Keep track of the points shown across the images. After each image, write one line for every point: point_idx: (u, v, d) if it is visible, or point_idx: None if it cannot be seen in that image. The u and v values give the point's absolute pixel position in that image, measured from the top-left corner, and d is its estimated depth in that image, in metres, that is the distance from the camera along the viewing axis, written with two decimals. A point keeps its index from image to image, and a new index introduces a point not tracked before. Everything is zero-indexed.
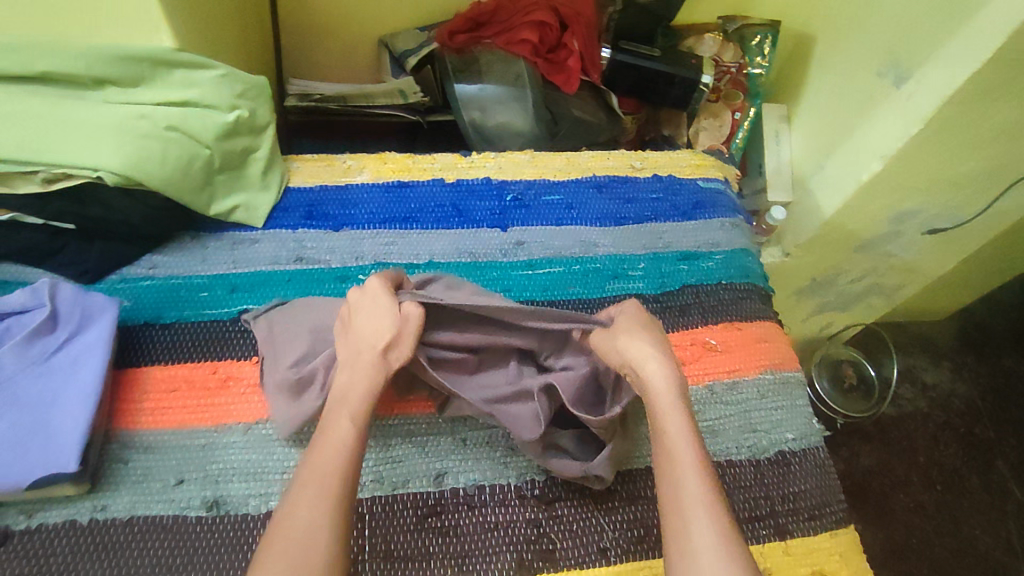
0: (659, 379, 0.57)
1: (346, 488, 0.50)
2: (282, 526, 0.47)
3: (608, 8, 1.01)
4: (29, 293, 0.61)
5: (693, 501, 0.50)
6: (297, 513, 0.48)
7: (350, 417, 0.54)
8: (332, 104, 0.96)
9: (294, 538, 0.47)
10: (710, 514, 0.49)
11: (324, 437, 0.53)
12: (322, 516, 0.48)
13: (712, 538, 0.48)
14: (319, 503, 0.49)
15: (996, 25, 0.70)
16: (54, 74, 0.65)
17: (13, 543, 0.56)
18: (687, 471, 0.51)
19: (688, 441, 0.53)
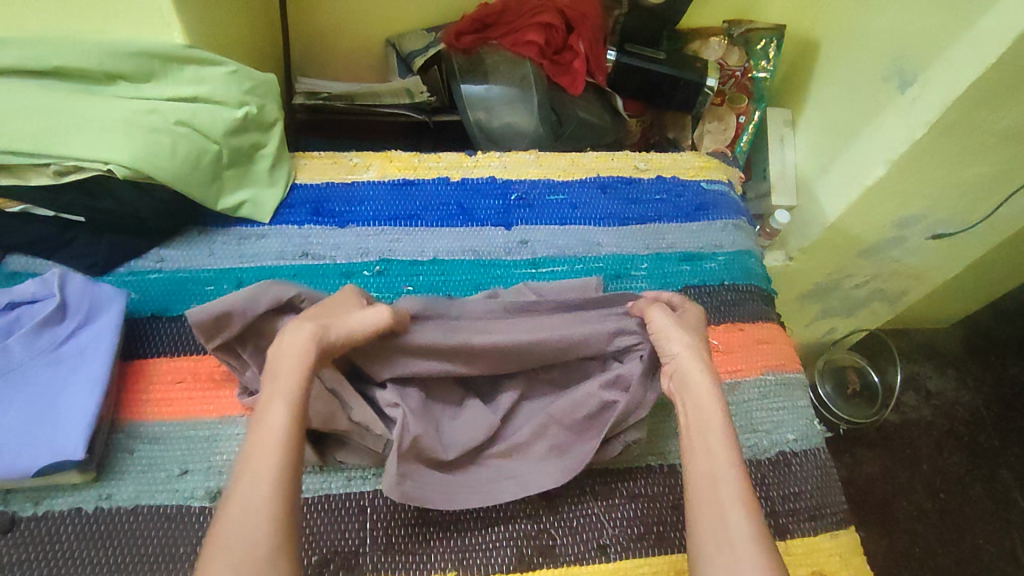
0: (699, 377, 0.59)
1: (289, 473, 0.48)
2: (222, 523, 0.45)
3: (614, 11, 0.99)
4: (39, 283, 0.63)
5: (730, 495, 0.50)
6: (235, 504, 0.46)
7: (285, 400, 0.51)
8: (339, 102, 0.97)
9: (234, 531, 0.45)
10: (746, 509, 0.50)
11: (257, 424, 0.50)
12: (263, 506, 0.46)
13: (747, 532, 0.48)
14: (257, 491, 0.46)
15: (1001, 30, 0.70)
16: (67, 69, 0.66)
17: (19, 530, 0.56)
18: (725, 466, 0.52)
19: (727, 439, 0.54)
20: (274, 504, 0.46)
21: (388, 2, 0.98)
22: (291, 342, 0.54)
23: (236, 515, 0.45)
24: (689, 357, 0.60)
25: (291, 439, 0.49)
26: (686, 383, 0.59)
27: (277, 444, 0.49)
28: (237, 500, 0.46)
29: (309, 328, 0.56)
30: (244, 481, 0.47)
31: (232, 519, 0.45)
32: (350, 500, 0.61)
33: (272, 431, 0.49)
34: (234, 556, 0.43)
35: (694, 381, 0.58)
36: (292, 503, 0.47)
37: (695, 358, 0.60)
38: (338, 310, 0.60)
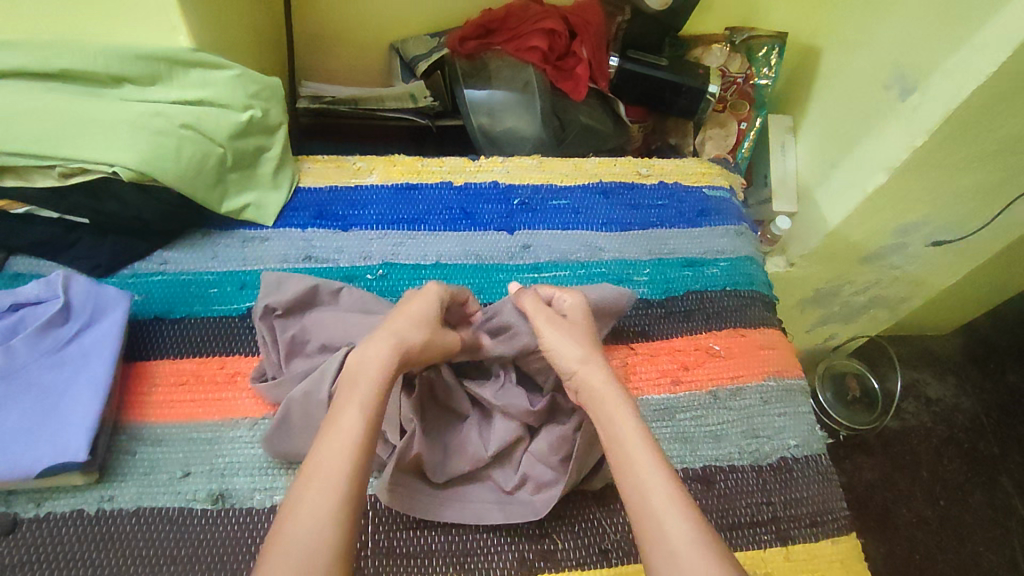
0: (603, 387, 0.57)
1: (354, 481, 0.48)
2: (283, 524, 0.45)
3: (617, 17, 1.01)
4: (44, 285, 0.63)
5: (661, 501, 0.48)
6: (305, 507, 0.45)
7: (361, 408, 0.52)
8: (343, 106, 0.97)
9: (297, 532, 0.44)
10: (680, 510, 0.48)
11: (328, 430, 0.50)
12: (326, 510, 0.45)
13: (684, 537, 0.46)
14: (322, 495, 0.46)
15: (1002, 40, 0.71)
16: (74, 72, 0.66)
17: (21, 531, 0.56)
18: (648, 474, 0.50)
19: (642, 445, 0.52)
20: (336, 509, 0.46)
21: (393, 7, 0.98)
22: (372, 352, 0.56)
23: (298, 515, 0.45)
24: (588, 367, 0.59)
25: (361, 447, 0.50)
26: (592, 394, 0.57)
27: (346, 450, 0.49)
28: (303, 504, 0.46)
29: (392, 338, 0.57)
30: (311, 482, 0.47)
31: (296, 520, 0.45)
32: None
33: (341, 437, 0.50)
34: (292, 555, 0.43)
35: (600, 394, 0.57)
36: (353, 513, 0.46)
37: (597, 369, 0.59)
38: (406, 312, 0.60)
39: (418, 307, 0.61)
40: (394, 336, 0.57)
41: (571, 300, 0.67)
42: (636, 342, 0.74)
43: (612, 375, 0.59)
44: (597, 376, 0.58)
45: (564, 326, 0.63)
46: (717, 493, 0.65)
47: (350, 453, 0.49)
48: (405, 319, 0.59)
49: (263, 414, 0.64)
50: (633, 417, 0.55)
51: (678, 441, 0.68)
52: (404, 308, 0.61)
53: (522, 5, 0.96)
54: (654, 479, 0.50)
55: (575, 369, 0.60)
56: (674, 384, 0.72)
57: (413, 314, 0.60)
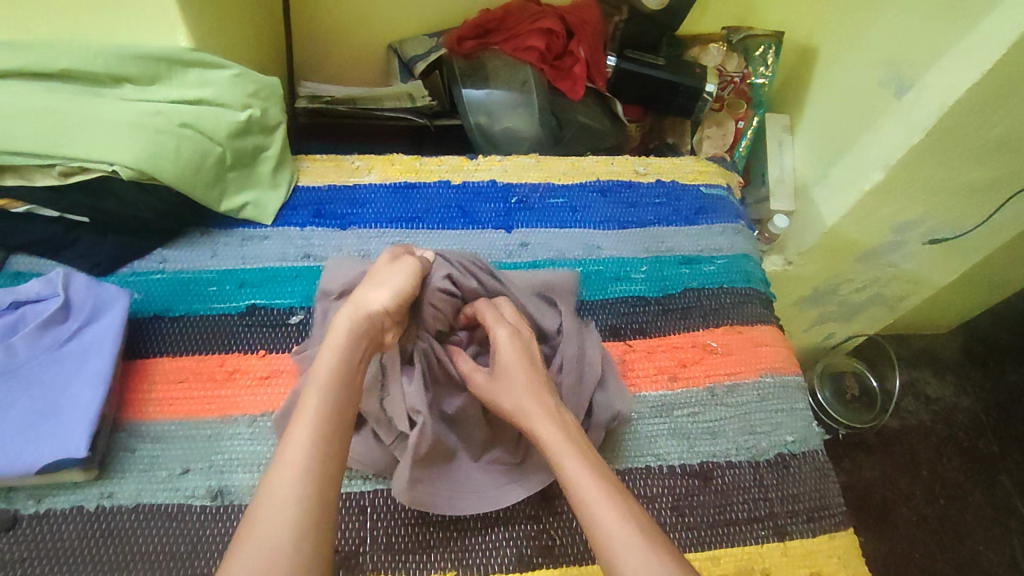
0: (549, 430, 0.56)
1: (325, 466, 0.47)
2: (255, 523, 0.44)
3: (614, 17, 1.02)
4: (44, 283, 0.63)
5: (613, 529, 0.47)
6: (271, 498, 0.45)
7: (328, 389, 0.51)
8: (342, 106, 0.98)
9: (267, 527, 0.43)
10: (638, 541, 0.47)
11: (294, 420, 0.49)
12: (293, 501, 0.45)
13: (638, 565, 0.45)
14: (287, 483, 0.45)
15: (998, 37, 0.71)
16: (74, 72, 0.66)
17: (22, 528, 0.57)
18: (598, 506, 0.49)
19: (591, 478, 0.51)
20: (309, 496, 0.45)
21: (391, 8, 0.99)
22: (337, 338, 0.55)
23: (269, 509, 0.44)
24: (535, 412, 0.57)
25: (332, 427, 0.49)
26: (542, 440, 0.56)
27: (312, 439, 0.48)
28: (269, 497, 0.45)
29: (352, 309, 0.58)
30: (280, 474, 0.46)
31: (264, 519, 0.44)
32: (351, 500, 0.61)
33: (304, 423, 0.49)
34: (263, 550, 0.42)
35: (547, 436, 0.55)
36: (328, 496, 0.46)
37: (543, 413, 0.57)
38: (370, 279, 0.62)
39: (381, 270, 0.63)
40: (354, 303, 0.58)
41: (500, 334, 0.63)
42: (634, 339, 0.74)
43: (557, 414, 0.58)
44: (540, 416, 0.57)
45: (498, 378, 0.61)
46: (715, 489, 0.66)
47: (314, 437, 0.48)
48: (372, 285, 0.61)
49: (261, 411, 0.65)
50: (580, 454, 0.54)
51: (676, 438, 0.69)
52: (369, 277, 0.62)
53: (519, 6, 0.97)
54: (605, 508, 0.49)
55: (527, 418, 0.57)
56: (671, 381, 0.72)
57: (377, 278, 0.62)
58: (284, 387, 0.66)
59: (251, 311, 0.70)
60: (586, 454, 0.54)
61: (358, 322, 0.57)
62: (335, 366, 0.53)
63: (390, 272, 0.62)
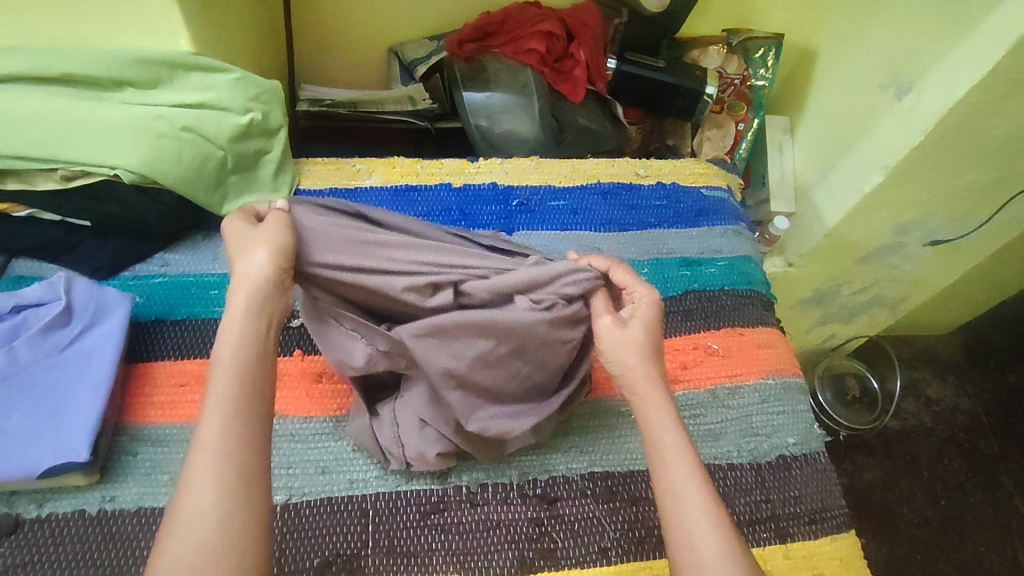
0: (649, 391, 0.55)
1: (239, 445, 0.44)
2: (178, 510, 0.42)
3: (614, 21, 1.01)
4: (46, 287, 0.63)
5: (694, 512, 0.48)
6: (191, 492, 0.42)
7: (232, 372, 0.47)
8: (343, 109, 0.98)
9: (191, 514, 0.42)
10: (713, 522, 0.48)
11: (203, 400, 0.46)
12: (213, 485, 0.42)
13: (717, 548, 0.46)
14: (205, 467, 0.43)
15: (998, 38, 0.71)
16: (76, 76, 0.66)
17: (24, 531, 0.57)
18: (687, 486, 0.49)
19: (680, 449, 0.51)
20: (229, 486, 0.43)
21: (392, 10, 0.99)
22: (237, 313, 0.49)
23: (191, 492, 0.42)
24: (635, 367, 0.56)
25: (242, 407, 0.46)
26: (636, 397, 0.55)
27: (224, 420, 0.45)
28: (188, 481, 0.43)
29: (241, 283, 0.50)
30: (198, 458, 0.43)
31: (185, 506, 0.42)
32: (352, 503, 0.61)
33: (214, 403, 0.45)
34: (188, 536, 0.41)
35: (643, 396, 0.54)
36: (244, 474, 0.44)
37: (648, 371, 0.56)
38: (233, 247, 0.53)
39: (238, 235, 0.54)
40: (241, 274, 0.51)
41: (642, 299, 0.59)
42: None
43: (658, 376, 0.56)
44: (643, 379, 0.55)
45: (627, 326, 0.58)
46: (716, 491, 0.66)
47: (231, 415, 0.45)
48: (239, 248, 0.53)
49: None
50: (675, 423, 0.53)
51: None
52: (230, 245, 0.54)
53: (520, 8, 0.97)
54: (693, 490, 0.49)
55: (623, 374, 0.56)
56: (672, 383, 0.72)
57: (239, 245, 0.53)
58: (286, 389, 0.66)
59: None
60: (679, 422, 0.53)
61: (258, 291, 0.50)
62: (243, 342, 0.48)
63: (254, 233, 0.54)
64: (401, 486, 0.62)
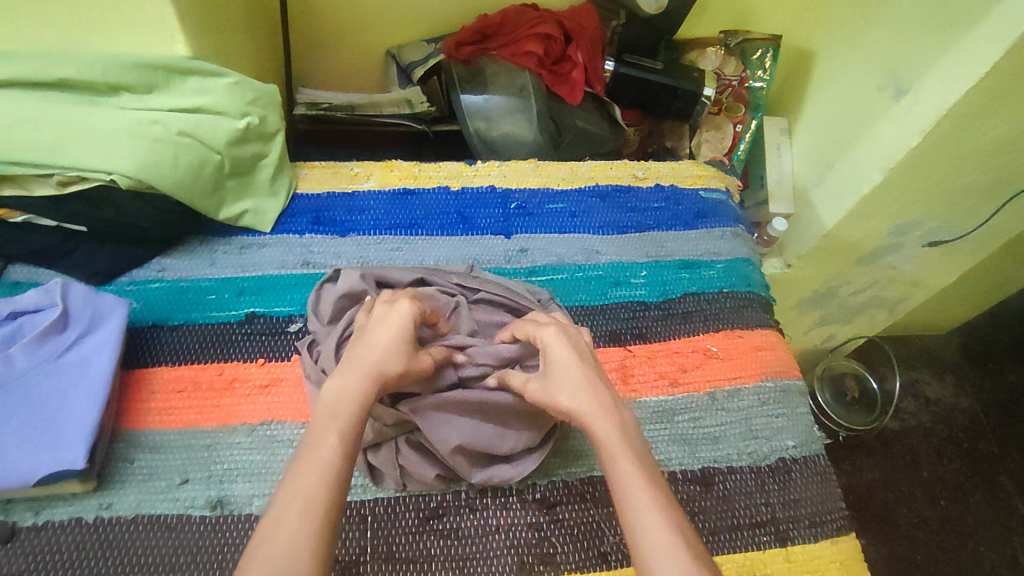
0: (603, 424, 0.52)
1: (331, 508, 0.45)
2: (263, 543, 0.42)
3: (612, 22, 1.01)
4: (42, 293, 0.63)
5: (658, 542, 0.45)
6: (278, 540, 0.42)
7: (338, 433, 0.48)
8: (340, 112, 0.98)
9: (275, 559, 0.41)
10: (675, 547, 0.44)
11: (303, 456, 0.47)
12: (302, 537, 0.42)
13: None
14: (297, 520, 0.43)
15: (995, 39, 0.71)
16: (71, 81, 0.66)
17: (21, 540, 0.56)
18: (649, 518, 0.46)
19: (637, 478, 0.48)
20: (315, 544, 0.42)
21: (389, 13, 0.99)
22: (351, 389, 0.51)
23: (276, 544, 0.42)
24: (586, 403, 0.53)
25: (339, 474, 0.46)
26: (591, 432, 0.52)
27: (323, 475, 0.46)
28: (279, 528, 0.43)
29: (368, 367, 0.53)
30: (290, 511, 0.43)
31: (271, 549, 0.42)
32: (351, 509, 0.61)
33: (316, 463, 0.46)
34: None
35: (599, 430, 0.52)
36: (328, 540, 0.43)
37: (598, 404, 0.53)
38: (374, 337, 0.55)
39: (384, 329, 0.56)
40: (372, 365, 0.53)
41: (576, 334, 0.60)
42: (634, 344, 0.74)
43: (613, 407, 0.54)
44: (594, 410, 0.53)
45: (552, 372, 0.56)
46: (716, 495, 0.65)
47: (329, 473, 0.46)
48: (378, 339, 0.55)
49: (261, 420, 0.64)
50: (631, 452, 0.50)
51: (677, 443, 0.68)
52: (379, 325, 0.56)
53: (517, 11, 0.98)
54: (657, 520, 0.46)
55: (575, 412, 0.53)
56: (671, 387, 0.72)
57: (380, 341, 0.55)
58: (284, 395, 0.66)
59: (251, 319, 0.70)
60: (635, 454, 0.51)
61: (378, 382, 0.52)
62: (354, 414, 0.50)
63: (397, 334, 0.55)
64: (399, 491, 0.62)
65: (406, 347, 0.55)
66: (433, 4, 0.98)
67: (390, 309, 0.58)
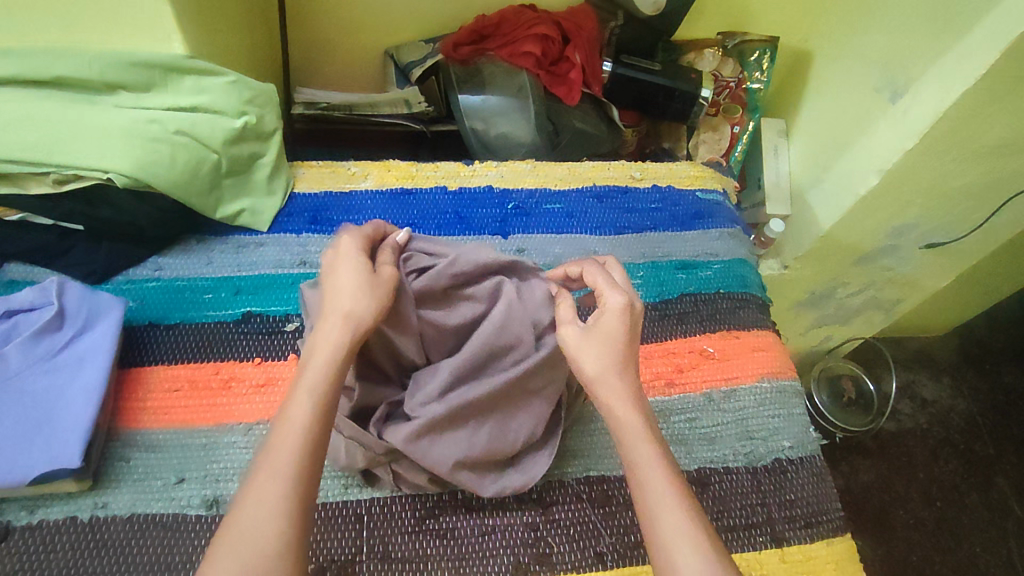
0: (622, 407, 0.51)
1: (309, 477, 0.45)
2: (235, 513, 0.43)
3: (610, 23, 1.01)
4: (37, 291, 0.63)
5: (674, 534, 0.46)
6: (246, 510, 0.42)
7: (311, 391, 0.48)
8: (338, 112, 0.98)
9: (245, 527, 0.42)
10: (693, 541, 0.45)
11: (278, 428, 0.46)
12: (275, 514, 0.42)
13: None
14: (271, 496, 0.43)
15: (992, 41, 0.71)
16: (68, 79, 0.66)
17: (15, 539, 0.56)
18: (667, 509, 0.47)
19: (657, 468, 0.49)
20: (287, 519, 0.43)
21: (387, 13, 0.99)
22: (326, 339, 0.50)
23: (247, 512, 0.42)
24: (604, 378, 0.52)
25: (313, 437, 0.46)
26: (608, 410, 0.51)
27: (298, 447, 0.45)
28: (250, 506, 0.43)
29: (337, 317, 0.51)
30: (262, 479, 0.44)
31: (245, 527, 0.42)
32: (347, 509, 0.61)
33: (291, 434, 0.46)
34: (245, 557, 0.41)
35: (616, 411, 0.51)
36: (305, 510, 0.44)
37: (617, 383, 0.52)
38: (338, 281, 0.53)
39: (348, 272, 0.53)
40: (340, 315, 0.51)
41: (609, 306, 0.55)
42: None
43: (631, 388, 0.52)
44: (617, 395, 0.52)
45: (588, 334, 0.54)
46: (712, 495, 0.65)
47: (304, 445, 0.46)
48: (338, 283, 0.53)
49: (256, 420, 0.64)
50: (651, 439, 0.50)
51: (673, 444, 0.68)
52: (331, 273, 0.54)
53: (516, 11, 0.98)
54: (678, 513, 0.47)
55: (593, 379, 0.52)
56: (668, 387, 0.72)
57: (338, 287, 0.53)
58: (279, 394, 0.66)
59: (247, 319, 0.70)
60: (655, 442, 0.50)
61: (353, 325, 0.51)
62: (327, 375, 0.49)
63: (365, 277, 0.53)
64: (395, 492, 0.62)
65: (370, 281, 0.53)
66: (431, 4, 0.98)
67: (335, 254, 0.55)
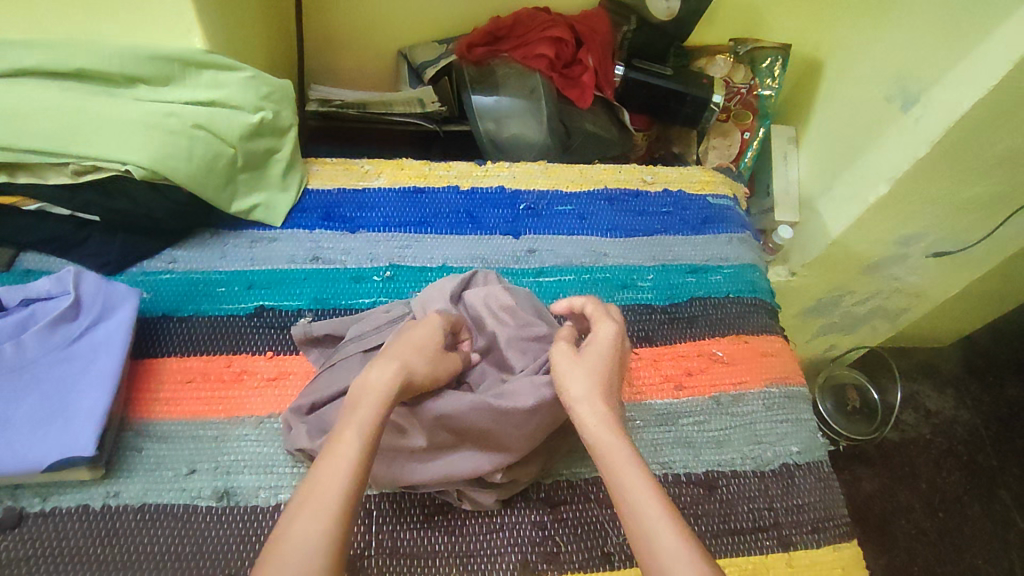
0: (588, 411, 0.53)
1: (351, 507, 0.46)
2: (280, 541, 0.43)
3: (622, 27, 1.01)
4: (55, 281, 0.63)
5: (647, 511, 0.47)
6: (298, 534, 0.43)
7: (360, 428, 0.49)
8: (352, 110, 0.99)
9: (292, 552, 0.42)
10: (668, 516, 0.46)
11: (329, 450, 0.48)
12: (322, 532, 0.43)
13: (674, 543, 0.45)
14: (321, 510, 0.44)
15: (1006, 52, 0.71)
16: (89, 71, 0.67)
17: (28, 524, 0.57)
18: (655, 523, 0.46)
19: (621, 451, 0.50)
20: (331, 541, 0.43)
21: (404, 14, 0.99)
22: (378, 374, 0.52)
23: (295, 536, 0.43)
24: (588, 399, 0.53)
25: (359, 471, 0.47)
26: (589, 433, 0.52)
27: (348, 474, 0.46)
28: (299, 525, 0.44)
29: (397, 362, 0.54)
30: (311, 508, 0.44)
31: (292, 544, 0.43)
32: None
33: (340, 461, 0.47)
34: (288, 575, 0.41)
35: (596, 435, 0.51)
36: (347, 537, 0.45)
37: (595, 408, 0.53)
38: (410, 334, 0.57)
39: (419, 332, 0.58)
40: (398, 362, 0.54)
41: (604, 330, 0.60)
42: (639, 347, 0.75)
43: (613, 414, 0.53)
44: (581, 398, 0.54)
45: (582, 355, 0.57)
46: (720, 498, 0.66)
47: (361, 454, 0.48)
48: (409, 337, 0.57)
49: (267, 413, 0.65)
50: (633, 458, 0.50)
51: (681, 446, 0.69)
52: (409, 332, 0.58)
53: (529, 14, 0.98)
54: (661, 524, 0.45)
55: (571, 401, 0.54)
56: (677, 390, 0.72)
57: (416, 341, 0.57)
58: (289, 388, 0.66)
59: (260, 313, 0.70)
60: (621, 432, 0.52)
61: (404, 377, 0.53)
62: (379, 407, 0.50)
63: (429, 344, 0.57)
64: (455, 503, 0.61)
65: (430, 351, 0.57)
66: (446, 5, 0.99)
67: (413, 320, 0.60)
